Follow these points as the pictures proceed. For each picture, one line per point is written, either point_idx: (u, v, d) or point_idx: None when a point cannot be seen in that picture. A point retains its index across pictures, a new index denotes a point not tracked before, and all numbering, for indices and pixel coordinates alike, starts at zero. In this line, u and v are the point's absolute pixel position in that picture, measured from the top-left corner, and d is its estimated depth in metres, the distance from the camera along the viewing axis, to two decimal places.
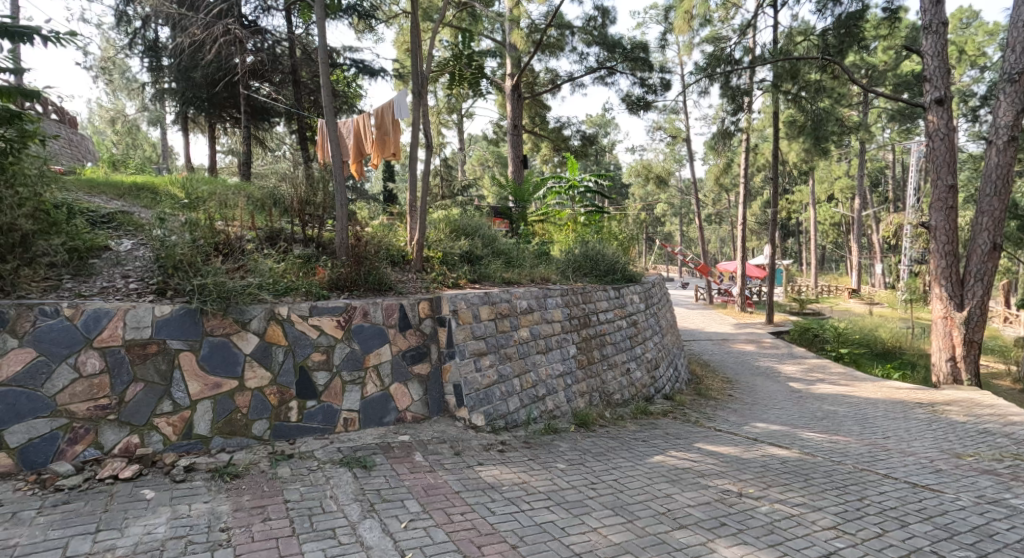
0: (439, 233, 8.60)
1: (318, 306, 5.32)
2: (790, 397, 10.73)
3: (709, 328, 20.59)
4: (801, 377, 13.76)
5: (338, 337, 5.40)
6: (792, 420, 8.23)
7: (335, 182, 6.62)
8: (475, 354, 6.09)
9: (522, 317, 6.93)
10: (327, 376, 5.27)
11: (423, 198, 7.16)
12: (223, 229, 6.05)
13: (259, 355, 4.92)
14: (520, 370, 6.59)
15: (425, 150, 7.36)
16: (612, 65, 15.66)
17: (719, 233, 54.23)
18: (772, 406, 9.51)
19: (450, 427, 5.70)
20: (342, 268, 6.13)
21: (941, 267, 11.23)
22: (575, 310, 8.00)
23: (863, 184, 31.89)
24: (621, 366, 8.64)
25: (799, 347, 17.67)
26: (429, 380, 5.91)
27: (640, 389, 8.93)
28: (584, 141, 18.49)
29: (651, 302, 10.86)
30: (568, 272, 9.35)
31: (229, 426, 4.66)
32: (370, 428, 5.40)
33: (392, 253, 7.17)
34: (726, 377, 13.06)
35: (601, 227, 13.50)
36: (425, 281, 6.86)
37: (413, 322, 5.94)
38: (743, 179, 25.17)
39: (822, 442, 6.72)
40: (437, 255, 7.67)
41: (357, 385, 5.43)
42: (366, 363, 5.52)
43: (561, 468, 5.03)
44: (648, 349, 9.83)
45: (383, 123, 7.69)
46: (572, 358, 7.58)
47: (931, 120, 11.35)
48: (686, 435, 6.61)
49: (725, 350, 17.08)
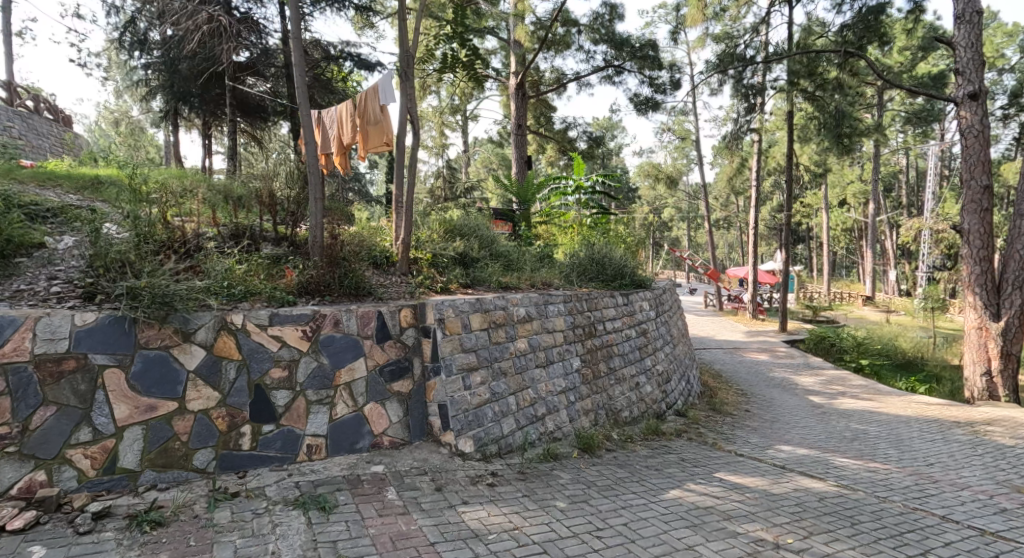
0: (431, 233, 7.83)
1: (281, 313, 4.59)
2: (813, 413, 9.90)
3: (720, 336, 19.77)
4: (820, 390, 12.90)
5: (303, 349, 4.66)
6: (819, 441, 7.44)
7: (309, 175, 5.89)
8: (464, 369, 5.32)
9: (520, 327, 6.18)
10: (288, 396, 4.54)
11: (410, 194, 6.42)
12: (178, 225, 5.30)
13: (205, 371, 4.20)
14: (517, 387, 5.84)
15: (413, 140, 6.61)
16: (621, 64, 14.95)
17: (727, 237, 53.20)
18: (795, 424, 8.70)
19: (434, 455, 4.95)
20: (314, 270, 5.40)
21: (974, 274, 10.41)
22: (578, 319, 7.23)
23: (877, 189, 31.01)
24: (630, 380, 7.87)
25: (816, 356, 16.81)
26: (410, 399, 5.17)
27: (651, 405, 8.14)
28: (591, 143, 17.72)
29: (661, 309, 10.07)
30: (572, 277, 8.60)
31: (163, 458, 3.94)
32: (339, 456, 4.66)
33: (375, 254, 6.45)
34: (740, 390, 12.24)
35: (607, 229, 12.76)
36: (410, 285, 6.11)
37: (393, 333, 5.20)
38: (755, 183, 24.31)
39: (860, 470, 5.93)
40: (428, 257, 6.92)
41: (325, 406, 4.69)
42: (336, 380, 4.78)
43: (561, 507, 4.29)
44: (658, 360, 9.05)
45: (369, 112, 6.90)
46: (575, 372, 6.81)
47: (962, 116, 10.50)
48: (705, 462, 5.84)
49: (737, 359, 16.25)
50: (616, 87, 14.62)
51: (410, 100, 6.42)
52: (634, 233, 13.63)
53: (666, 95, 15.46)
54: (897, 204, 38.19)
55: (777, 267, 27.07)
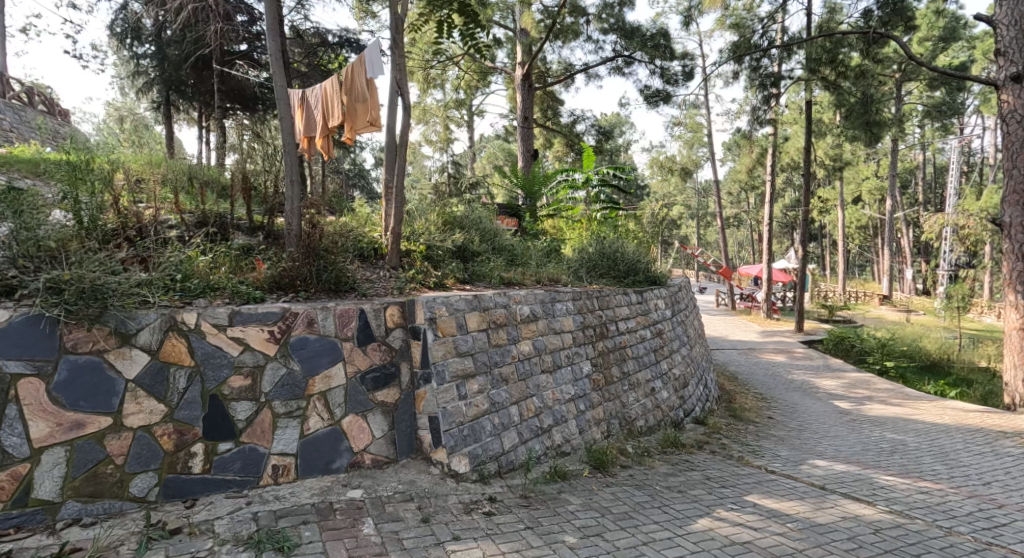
0: (427, 225, 7.16)
1: (244, 311, 3.94)
2: (841, 421, 9.13)
3: (733, 336, 19.06)
4: (845, 395, 12.14)
5: (270, 354, 4.01)
6: (855, 454, 6.72)
7: (284, 154, 5.21)
8: (459, 376, 4.64)
9: (523, 327, 5.50)
10: (250, 409, 3.88)
11: (399, 177, 5.75)
12: (129, 211, 4.61)
13: (148, 381, 3.55)
14: (519, 396, 5.16)
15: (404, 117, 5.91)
16: (630, 54, 14.25)
17: (737, 235, 52.23)
18: (824, 434, 7.97)
19: (422, 477, 4.28)
20: (289, 262, 4.73)
21: (1016, 271, 9.63)
22: (588, 319, 6.55)
23: (894, 185, 30.10)
24: (644, 386, 7.19)
25: (835, 358, 16.05)
26: (396, 411, 4.51)
27: (667, 414, 7.44)
28: (599, 136, 16.97)
29: (677, 309, 9.34)
30: (580, 273, 7.94)
31: (91, 485, 3.34)
32: (311, 478, 4.01)
33: (362, 245, 5.77)
34: (759, 395, 11.49)
35: (617, 223, 12.10)
36: (399, 279, 5.42)
37: (378, 334, 4.55)
38: (769, 179, 23.47)
39: (912, 491, 5.21)
40: (421, 249, 6.24)
41: (296, 420, 4.04)
42: (309, 389, 4.13)
43: (570, 542, 3.63)
44: (675, 364, 8.35)
45: (355, 87, 6.28)
46: (585, 377, 6.13)
47: (1005, 100, 9.68)
48: (734, 481, 5.14)
49: (753, 361, 15.49)
50: (625, 78, 13.89)
51: (400, 72, 5.75)
52: (646, 229, 12.91)
53: (677, 86, 14.73)
54: (913, 201, 37.18)
55: (791, 266, 26.24)
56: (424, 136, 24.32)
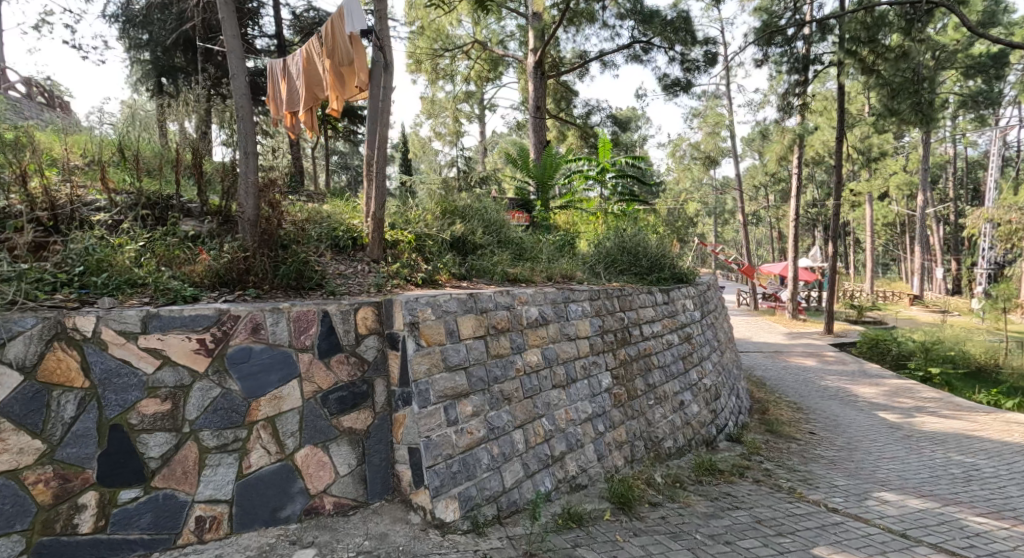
0: (423, 213, 6.22)
1: (161, 316, 3.04)
2: (893, 438, 8.07)
3: (759, 338, 17.94)
4: (887, 405, 11.09)
5: (198, 370, 3.11)
6: (924, 483, 5.74)
7: (236, 120, 4.28)
8: (447, 397, 3.69)
9: (530, 333, 4.54)
10: (167, 443, 2.99)
11: (382, 152, 4.84)
12: (36, 191, 3.74)
13: (20, 409, 2.74)
14: (524, 418, 4.23)
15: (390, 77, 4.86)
16: (648, 39, 13.19)
17: (757, 233, 50.65)
18: (878, 454, 7.00)
19: (398, 528, 3.39)
20: (240, 253, 3.81)
21: None
22: (608, 322, 5.58)
23: (925, 181, 28.65)
24: (672, 399, 6.23)
25: (871, 363, 14.93)
26: (368, 440, 3.59)
27: (698, 431, 6.46)
28: (616, 127, 15.87)
29: (707, 310, 8.33)
30: (599, 270, 6.91)
31: None
32: (249, 532, 3.13)
33: (336, 234, 4.80)
34: (793, 404, 10.42)
35: (637, 217, 11.10)
36: (377, 275, 4.45)
37: (345, 343, 3.62)
38: (796, 174, 22.25)
39: (1015, 543, 4.24)
40: (410, 238, 5.26)
41: (233, 457, 3.13)
42: (251, 415, 3.22)
43: None
44: (706, 372, 7.36)
45: (337, 47, 5.15)
46: (605, 392, 5.20)
47: None
48: (793, 526, 4.20)
49: (782, 365, 14.38)
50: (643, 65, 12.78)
51: (382, 23, 4.81)
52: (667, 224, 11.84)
53: (699, 74, 13.64)
54: (944, 197, 35.65)
55: (817, 264, 25.00)
56: (432, 129, 23.32)
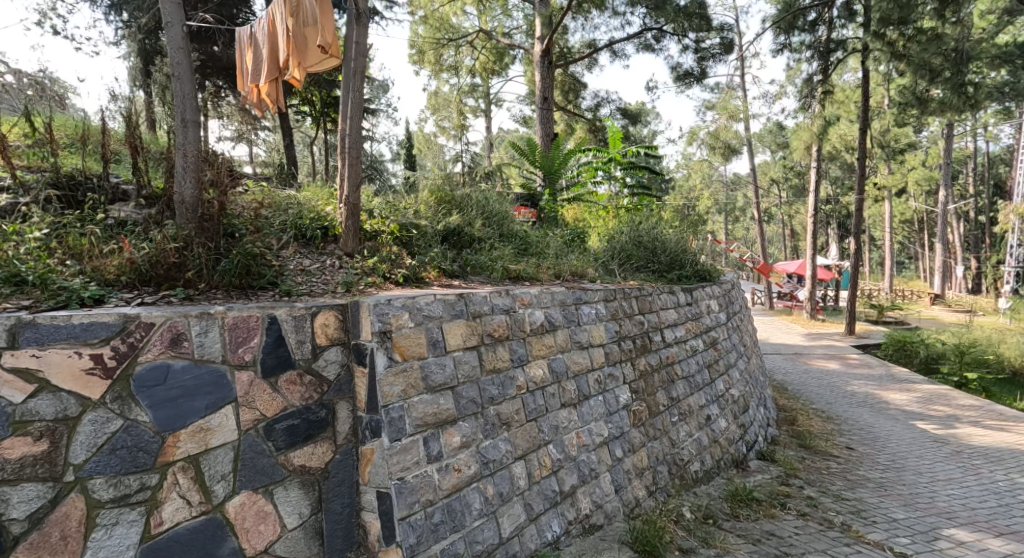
0: (417, 203, 5.41)
1: (35, 326, 2.29)
2: (941, 454, 7.24)
3: (777, 340, 17.07)
4: (923, 414, 10.25)
5: (88, 399, 2.34)
6: (994, 517, 5.00)
7: (172, 79, 3.48)
8: (428, 426, 2.94)
9: (534, 343, 3.76)
10: (41, 498, 2.25)
11: (354, 122, 4.08)
12: None
13: None
14: (527, 447, 3.47)
15: (363, 30, 4.04)
16: (661, 27, 12.34)
17: (768, 231, 49.53)
18: (929, 475, 6.23)
19: None
20: (167, 243, 3.05)
21: None
22: (627, 327, 4.79)
23: (947, 177, 27.60)
24: (699, 414, 5.43)
25: (898, 367, 14.07)
26: (325, 482, 2.83)
27: (727, 450, 5.66)
28: (626, 120, 15.00)
29: (732, 311, 7.51)
30: (613, 267, 6.10)
31: None
32: None
33: (301, 223, 4.04)
34: (821, 413, 9.59)
35: (651, 211, 10.26)
36: (348, 271, 3.68)
37: (297, 357, 2.84)
38: (814, 169, 21.31)
39: None
40: (393, 228, 4.45)
41: (140, 514, 2.37)
42: (166, 455, 2.44)
43: None
44: (733, 382, 6.54)
45: (302, 5, 4.60)
46: (623, 410, 4.41)
47: None
48: None
49: (803, 368, 13.52)
50: (655, 55, 11.85)
51: None
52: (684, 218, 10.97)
53: (714, 63, 12.75)
54: (964, 193, 34.60)
55: (835, 263, 24.03)
56: (437, 125, 22.55)
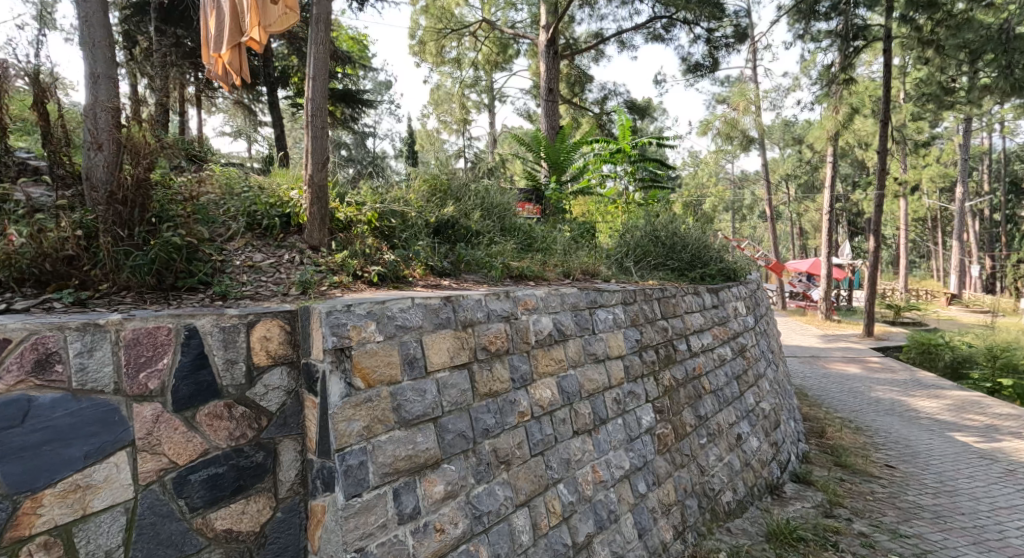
0: (404, 190, 4.68)
1: None
2: (993, 474, 6.49)
3: (792, 342, 16.29)
4: (958, 424, 9.51)
5: None
6: None
7: (81, 23, 2.75)
8: (400, 474, 2.22)
9: (540, 357, 3.02)
10: None
11: (319, 82, 3.35)
12: None
13: None
14: (532, 491, 2.74)
15: None
16: (672, 15, 11.51)
17: (776, 228, 48.65)
18: (989, 501, 5.51)
19: None
20: (63, 232, 2.36)
21: None
22: (648, 334, 4.06)
23: (964, 174, 26.73)
24: (728, 434, 4.69)
25: (923, 371, 13.29)
26: (262, 549, 2.11)
27: (761, 475, 4.92)
28: (633, 112, 14.17)
29: (758, 313, 6.77)
30: (628, 264, 5.38)
31: None
32: None
33: (256, 209, 3.34)
34: (850, 423, 8.83)
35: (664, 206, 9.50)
36: (307, 267, 2.97)
37: (225, 383, 2.11)
38: (830, 166, 20.44)
39: None
40: (371, 217, 3.72)
41: None
42: (22, 526, 1.74)
43: None
44: (763, 394, 5.80)
45: None
46: (646, 435, 3.67)
47: None
48: None
49: (823, 373, 12.71)
50: (666, 43, 11.04)
51: None
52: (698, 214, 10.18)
53: (728, 52, 11.92)
54: (979, 189, 33.68)
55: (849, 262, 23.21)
56: (438, 119, 21.72)
